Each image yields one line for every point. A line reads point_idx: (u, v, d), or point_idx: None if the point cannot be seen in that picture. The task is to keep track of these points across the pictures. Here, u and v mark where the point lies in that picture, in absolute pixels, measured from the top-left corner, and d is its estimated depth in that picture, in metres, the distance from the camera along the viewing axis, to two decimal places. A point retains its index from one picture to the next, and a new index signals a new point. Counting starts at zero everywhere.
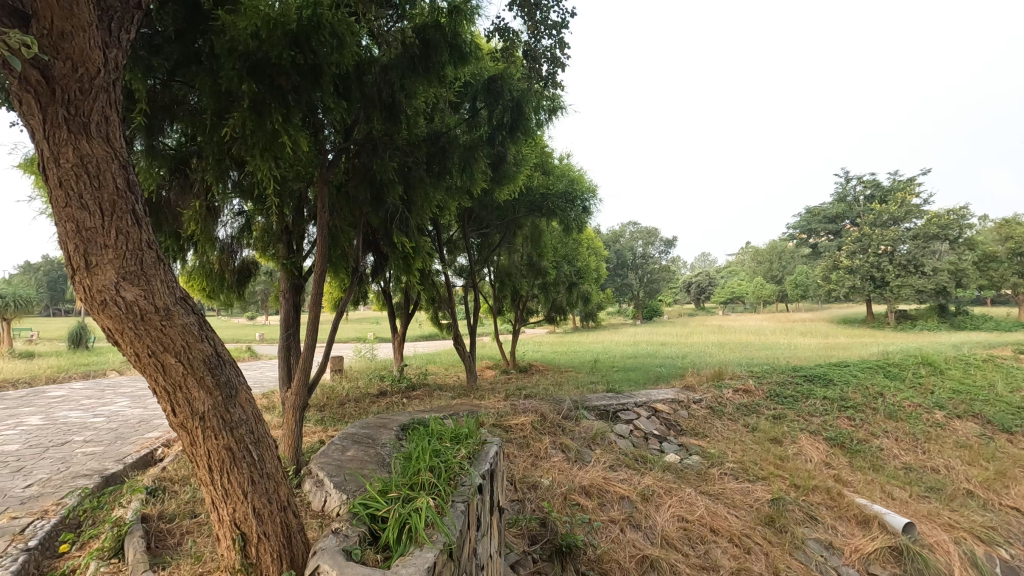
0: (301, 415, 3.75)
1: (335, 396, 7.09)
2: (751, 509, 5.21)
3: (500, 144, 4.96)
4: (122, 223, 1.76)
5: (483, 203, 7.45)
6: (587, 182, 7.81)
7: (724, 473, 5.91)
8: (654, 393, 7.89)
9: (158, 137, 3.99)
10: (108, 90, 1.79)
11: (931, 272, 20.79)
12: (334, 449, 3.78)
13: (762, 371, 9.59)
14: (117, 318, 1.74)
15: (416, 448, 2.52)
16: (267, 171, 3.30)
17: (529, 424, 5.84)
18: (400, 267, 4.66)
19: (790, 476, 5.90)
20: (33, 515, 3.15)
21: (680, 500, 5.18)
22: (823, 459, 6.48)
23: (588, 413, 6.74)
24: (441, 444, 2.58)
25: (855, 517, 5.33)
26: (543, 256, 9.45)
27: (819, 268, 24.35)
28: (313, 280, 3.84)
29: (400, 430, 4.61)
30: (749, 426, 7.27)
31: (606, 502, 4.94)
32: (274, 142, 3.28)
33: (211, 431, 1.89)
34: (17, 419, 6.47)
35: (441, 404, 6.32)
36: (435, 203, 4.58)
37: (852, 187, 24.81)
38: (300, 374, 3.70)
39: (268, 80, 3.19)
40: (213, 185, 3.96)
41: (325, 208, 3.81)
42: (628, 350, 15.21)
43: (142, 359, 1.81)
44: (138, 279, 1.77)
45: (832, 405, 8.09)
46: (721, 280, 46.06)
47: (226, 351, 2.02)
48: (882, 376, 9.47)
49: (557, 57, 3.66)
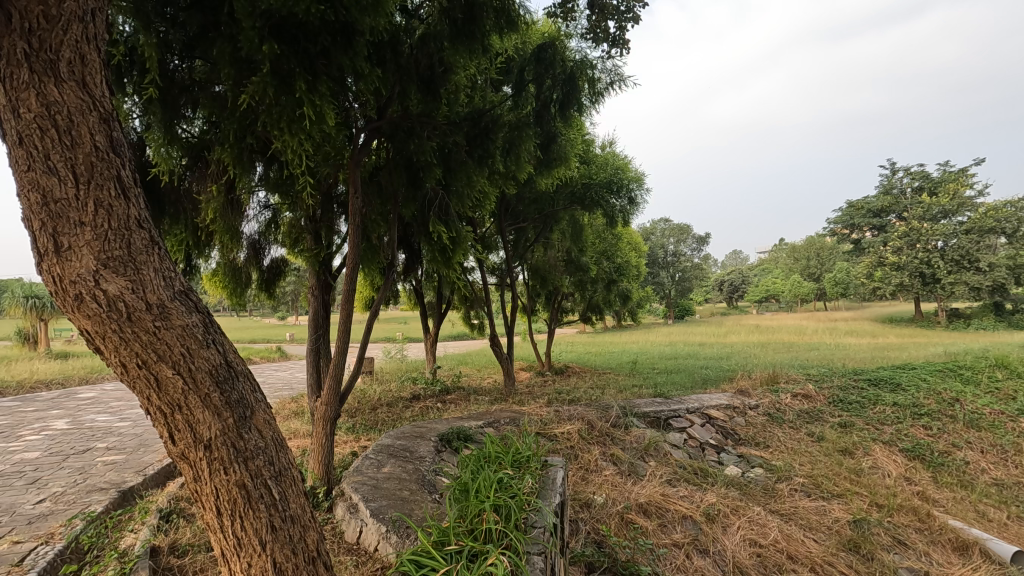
0: (332, 427, 3.32)
1: (367, 400, 6.71)
2: (830, 532, 4.63)
3: (549, 122, 4.38)
4: (103, 194, 1.35)
5: (520, 194, 6.98)
6: (632, 170, 7.27)
7: (793, 489, 5.33)
8: (706, 398, 7.31)
9: (178, 121, 3.64)
10: (85, 20, 1.38)
11: (987, 268, 19.53)
12: (369, 465, 3.37)
13: (820, 375, 8.88)
14: (97, 318, 1.34)
15: (472, 476, 2.09)
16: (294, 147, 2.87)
17: (576, 433, 5.37)
18: (437, 260, 4.19)
19: (870, 495, 5.27)
20: (38, 539, 2.80)
21: (750, 521, 4.62)
22: (903, 474, 5.83)
23: (637, 420, 6.21)
24: (501, 471, 2.14)
25: (951, 543, 4.69)
26: (582, 252, 8.93)
27: (863, 265, 23.18)
28: (345, 276, 3.42)
29: (439, 442, 4.20)
30: (814, 435, 6.63)
31: (667, 522, 4.41)
32: (298, 113, 2.85)
33: (220, 464, 1.46)
34: (44, 422, 6.27)
35: (481, 410, 5.89)
36: (478, 188, 4.06)
37: (899, 179, 23.55)
38: (330, 381, 3.27)
39: (293, 42, 2.76)
40: (235, 171, 3.58)
41: (356, 193, 3.38)
42: (666, 351, 14.53)
43: (130, 372, 1.40)
44: (125, 268, 1.36)
45: (904, 411, 7.36)
46: (755, 279, 44.70)
47: (244, 361, 1.61)
48: (954, 380, 8.65)
49: (627, 7, 3.15)
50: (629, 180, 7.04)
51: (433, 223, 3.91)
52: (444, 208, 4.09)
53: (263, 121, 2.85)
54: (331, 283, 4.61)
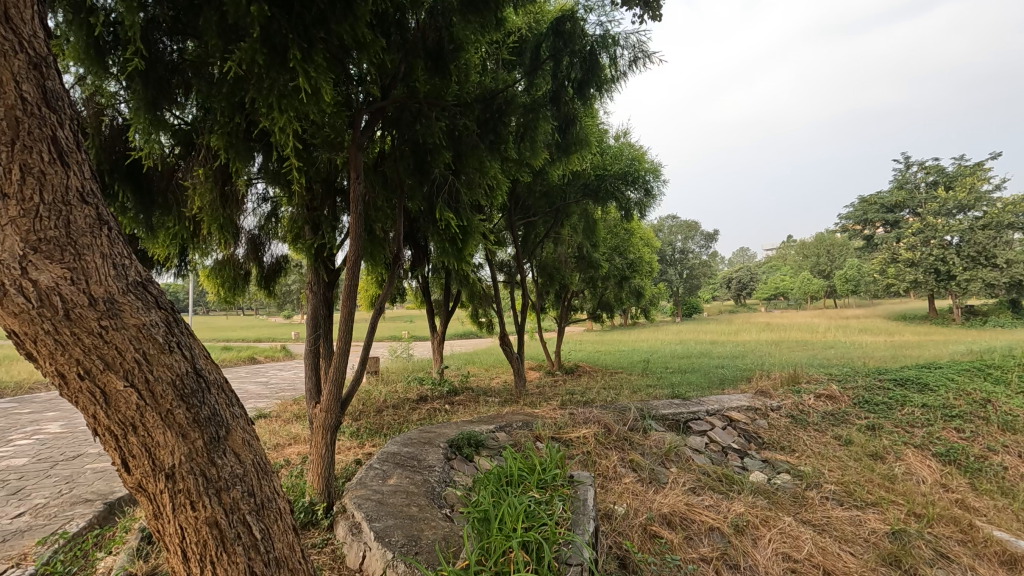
0: (333, 437, 3.03)
1: (372, 401, 6.45)
2: (867, 545, 4.30)
3: (566, 104, 4.12)
4: (32, 157, 1.11)
5: (530, 186, 6.69)
6: (648, 161, 6.93)
7: (824, 497, 5.02)
8: (726, 399, 6.99)
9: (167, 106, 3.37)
10: None
11: (1004, 264, 19.03)
12: (373, 476, 3.09)
13: (843, 375, 8.54)
14: (25, 318, 1.06)
15: (494, 503, 1.86)
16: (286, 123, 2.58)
17: (592, 437, 5.08)
18: (447, 251, 3.86)
19: (907, 503, 4.93)
20: (8, 560, 2.53)
21: (781, 533, 4.29)
22: (938, 480, 5.49)
23: (656, 423, 5.91)
24: (528, 495, 1.91)
25: (997, 556, 4.33)
26: (595, 247, 8.63)
27: (876, 261, 22.70)
28: (346, 270, 3.13)
29: (449, 450, 3.93)
30: (841, 439, 6.29)
31: (693, 534, 4.10)
32: (291, 86, 2.58)
33: (187, 497, 1.18)
34: (39, 425, 6.03)
35: (492, 413, 5.59)
36: (491, 173, 3.77)
37: (914, 173, 23.04)
38: (330, 386, 2.99)
39: (286, 4, 2.47)
40: (228, 157, 3.31)
41: (358, 179, 3.07)
42: (677, 349, 14.17)
43: (71, 385, 1.11)
44: (61, 251, 1.10)
45: (934, 413, 7.01)
46: (764, 276, 44.16)
47: (220, 370, 1.34)
48: (984, 380, 8.27)
49: None
50: (645, 171, 6.71)
51: (440, 210, 3.56)
52: (454, 195, 3.72)
53: (251, 96, 2.60)
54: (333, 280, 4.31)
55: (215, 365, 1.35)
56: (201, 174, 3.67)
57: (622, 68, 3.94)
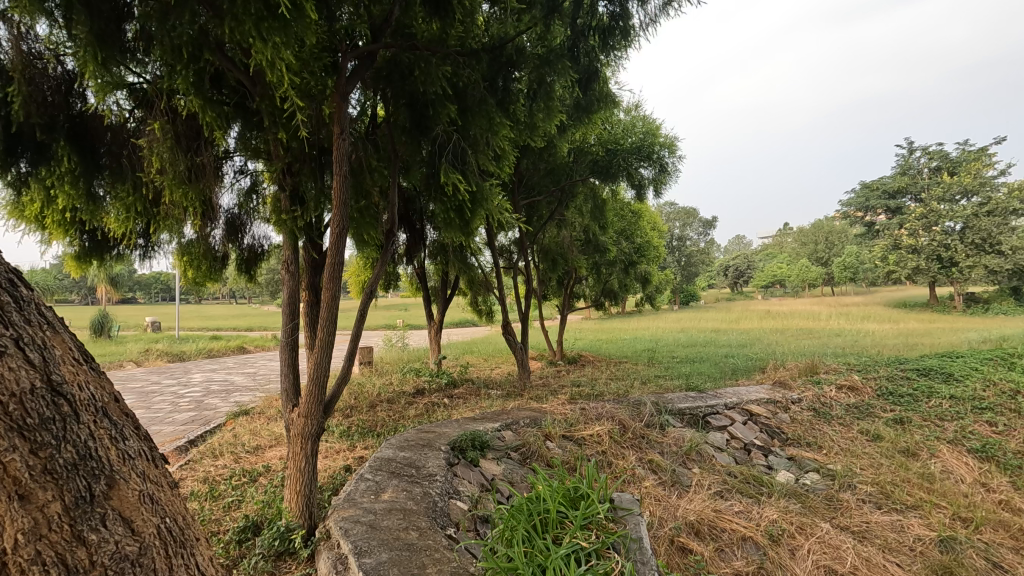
0: (315, 447, 2.56)
1: (365, 394, 5.95)
2: (914, 554, 3.86)
3: (585, 57, 3.59)
4: None
5: (534, 162, 6.16)
6: (663, 136, 6.40)
7: (859, 499, 4.60)
8: (743, 392, 6.58)
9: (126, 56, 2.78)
10: None
11: (1009, 251, 18.66)
12: (365, 491, 2.61)
13: (862, 365, 8.10)
14: None
15: (541, 559, 1.61)
16: (268, 53, 2.23)
17: (607, 435, 4.62)
18: (453, 222, 3.42)
19: (950, 506, 4.50)
20: None
21: (820, 541, 3.83)
22: (978, 479, 5.06)
23: (673, 418, 5.47)
24: (579, 544, 1.63)
25: None
26: (601, 230, 8.13)
27: (878, 248, 22.28)
28: (329, 247, 2.62)
29: (450, 452, 3.48)
30: (869, 434, 5.86)
31: (724, 546, 3.66)
32: (270, 2, 2.19)
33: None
34: None
35: (496, 409, 5.11)
36: (500, 129, 3.28)
37: (917, 159, 22.54)
38: (312, 387, 2.52)
39: None
40: (199, 104, 2.81)
41: (343, 133, 2.56)
42: (681, 338, 13.72)
43: None
44: None
45: (963, 405, 6.61)
46: (761, 263, 43.76)
47: (95, 387, 1.10)
48: (1008, 370, 7.87)
49: None
50: (659, 145, 6.20)
51: (444, 171, 3.05)
52: (460, 155, 3.21)
53: (229, 24, 2.23)
54: (320, 261, 3.78)
55: (87, 373, 1.10)
56: (157, 125, 3.08)
57: (651, 13, 3.39)
